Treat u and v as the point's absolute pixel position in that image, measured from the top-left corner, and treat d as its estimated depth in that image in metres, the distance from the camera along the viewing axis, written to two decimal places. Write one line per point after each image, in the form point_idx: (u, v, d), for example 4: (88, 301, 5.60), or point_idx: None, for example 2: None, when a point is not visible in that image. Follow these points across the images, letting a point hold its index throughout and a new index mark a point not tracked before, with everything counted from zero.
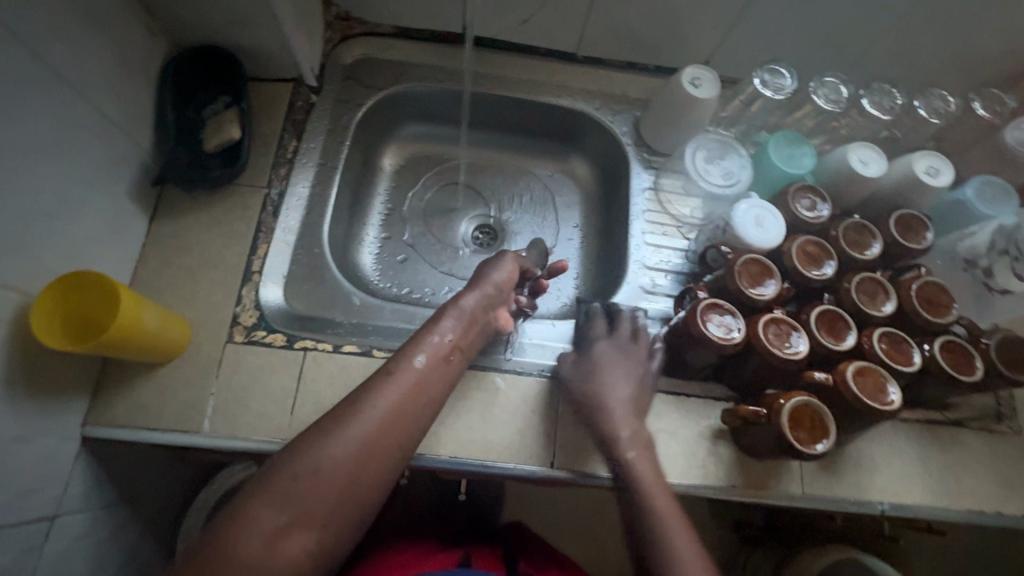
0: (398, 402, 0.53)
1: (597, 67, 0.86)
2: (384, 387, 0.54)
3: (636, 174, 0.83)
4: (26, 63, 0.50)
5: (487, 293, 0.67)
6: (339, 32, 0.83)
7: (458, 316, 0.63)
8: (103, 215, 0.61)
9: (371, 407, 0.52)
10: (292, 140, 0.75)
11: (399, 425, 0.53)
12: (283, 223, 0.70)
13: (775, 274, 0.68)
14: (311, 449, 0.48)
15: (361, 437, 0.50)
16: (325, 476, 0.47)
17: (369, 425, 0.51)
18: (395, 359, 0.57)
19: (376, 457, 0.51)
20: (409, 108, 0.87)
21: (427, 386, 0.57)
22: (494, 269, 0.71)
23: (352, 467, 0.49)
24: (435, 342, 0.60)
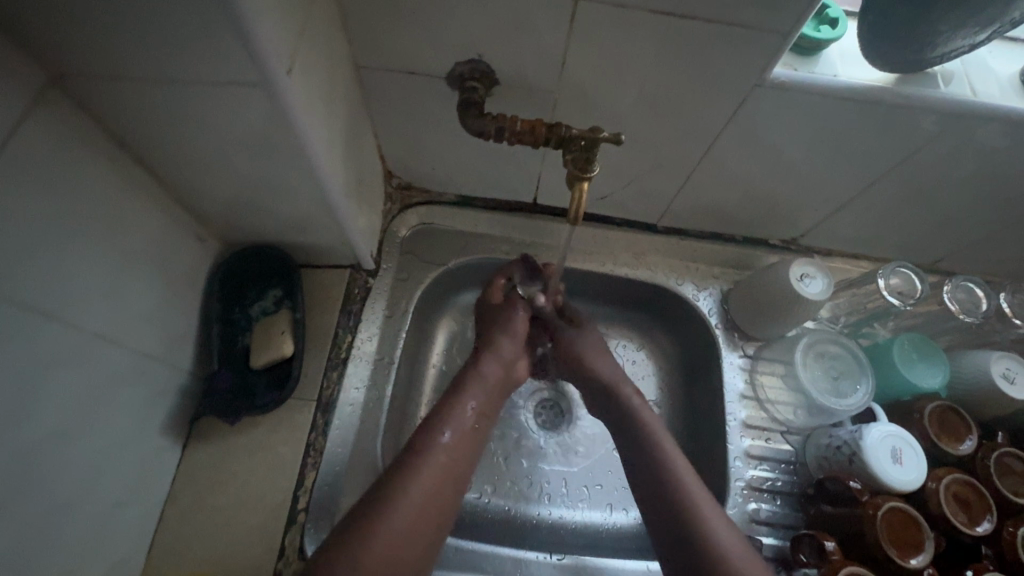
0: (439, 477, 0.53)
1: (677, 237, 0.78)
2: (416, 467, 0.52)
3: (727, 363, 0.73)
4: (53, 336, 0.42)
5: (506, 350, 0.67)
6: (398, 202, 0.76)
7: (486, 381, 0.63)
8: (130, 465, 0.52)
9: (416, 475, 0.51)
10: (347, 337, 0.66)
11: (437, 498, 0.52)
12: (334, 443, 0.61)
13: (925, 529, 0.56)
14: (363, 533, 0.46)
15: (410, 511, 0.49)
16: (378, 557, 0.46)
17: (416, 502, 0.50)
18: (420, 438, 0.55)
19: (421, 532, 0.50)
20: (471, 278, 0.79)
21: (455, 465, 0.55)
22: (509, 321, 0.69)
23: (403, 543, 0.48)
24: (471, 403, 0.60)
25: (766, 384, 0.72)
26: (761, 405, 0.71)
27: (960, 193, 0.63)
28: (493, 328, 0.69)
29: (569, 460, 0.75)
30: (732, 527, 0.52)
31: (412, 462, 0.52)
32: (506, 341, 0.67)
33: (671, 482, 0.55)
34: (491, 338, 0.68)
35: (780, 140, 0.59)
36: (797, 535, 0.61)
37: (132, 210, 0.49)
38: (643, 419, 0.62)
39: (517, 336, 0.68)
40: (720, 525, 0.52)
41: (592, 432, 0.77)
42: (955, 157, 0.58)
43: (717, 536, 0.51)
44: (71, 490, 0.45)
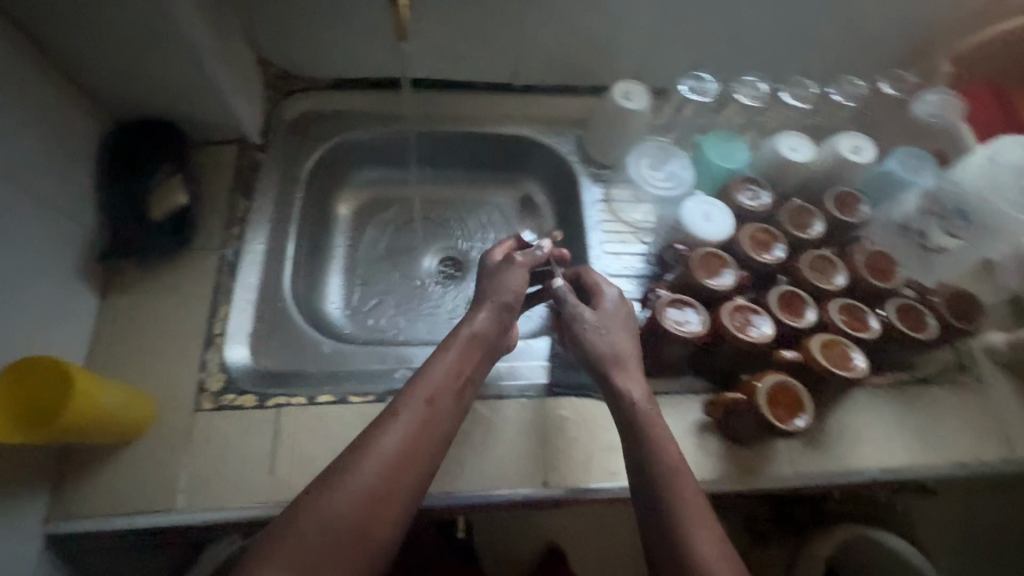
0: (402, 452, 0.52)
1: (534, 94, 0.89)
2: (389, 424, 0.53)
3: (586, 189, 0.86)
4: None
5: (503, 304, 0.66)
6: (278, 90, 0.84)
7: (472, 337, 0.62)
8: (52, 296, 0.59)
9: (379, 450, 0.51)
10: (243, 199, 0.75)
11: (411, 461, 0.52)
12: (242, 282, 0.70)
13: (729, 262, 0.70)
14: (318, 497, 0.48)
15: (367, 480, 0.50)
16: (336, 519, 0.48)
17: (376, 472, 0.50)
18: (399, 397, 0.56)
19: (387, 503, 0.50)
20: (358, 154, 0.88)
21: (433, 427, 0.55)
22: (505, 280, 0.67)
23: (361, 509, 0.49)
24: (445, 373, 0.58)
25: (618, 200, 0.84)
26: (616, 217, 0.83)
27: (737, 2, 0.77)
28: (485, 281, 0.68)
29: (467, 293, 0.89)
30: (719, 531, 0.52)
31: (376, 432, 0.53)
32: (494, 300, 0.66)
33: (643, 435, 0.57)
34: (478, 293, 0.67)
35: None
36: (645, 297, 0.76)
37: (12, 65, 0.56)
38: (629, 395, 0.60)
39: (506, 297, 0.66)
40: (702, 531, 0.51)
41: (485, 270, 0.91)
42: None
43: (695, 532, 0.51)
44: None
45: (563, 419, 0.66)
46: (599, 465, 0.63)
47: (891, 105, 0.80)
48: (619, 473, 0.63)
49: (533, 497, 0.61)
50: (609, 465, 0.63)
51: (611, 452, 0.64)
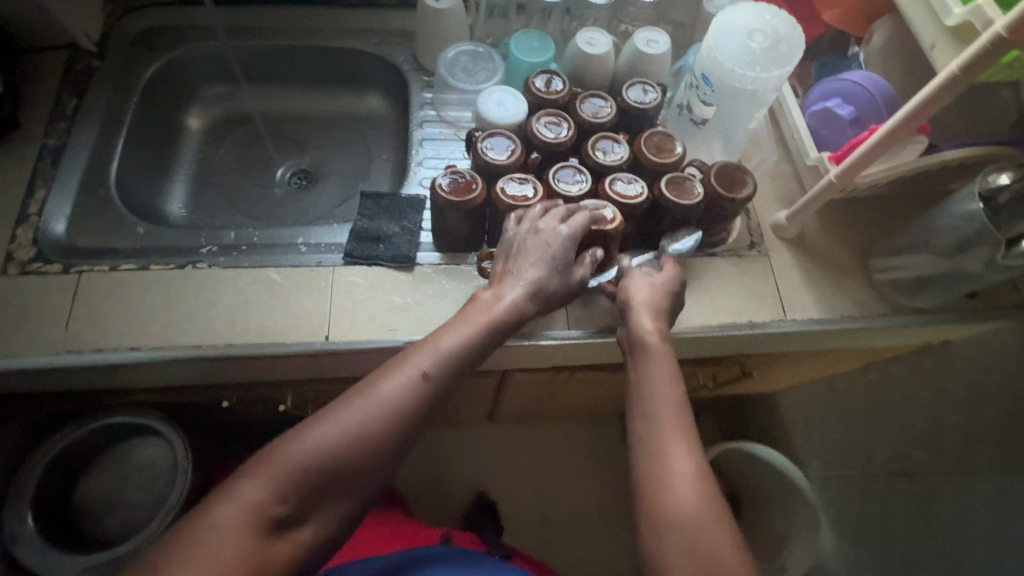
0: (391, 406, 0.53)
1: (371, 9, 0.95)
2: (381, 378, 0.54)
3: (416, 93, 0.90)
4: None
5: (541, 286, 0.64)
6: (121, 6, 0.89)
7: (488, 317, 0.61)
8: None
9: (369, 401, 0.53)
10: (73, 99, 0.80)
11: (402, 417, 0.53)
12: (63, 169, 0.75)
13: (516, 142, 0.76)
14: (301, 432, 0.51)
15: (351, 423, 0.51)
16: (316, 454, 0.50)
17: (363, 420, 0.52)
18: (402, 355, 0.57)
19: (373, 450, 0.51)
20: (204, 68, 0.93)
21: (429, 395, 0.55)
22: (531, 255, 0.65)
23: (345, 447, 0.51)
24: (440, 344, 0.58)
25: (444, 100, 0.89)
26: (440, 117, 0.88)
27: None
28: (513, 257, 0.66)
29: (312, 198, 0.94)
30: (699, 454, 0.52)
31: (366, 388, 0.54)
32: (521, 278, 0.64)
33: (658, 399, 0.56)
34: (512, 269, 0.65)
35: None
36: None
37: None
38: (660, 349, 0.60)
39: (534, 275, 0.64)
40: (687, 455, 0.52)
41: (335, 177, 0.96)
42: None
43: (673, 454, 0.52)
44: None
45: (353, 284, 0.72)
46: (380, 322, 0.70)
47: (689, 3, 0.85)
48: (399, 328, 0.70)
49: (308, 349, 0.67)
50: (390, 322, 0.70)
51: (394, 312, 0.71)
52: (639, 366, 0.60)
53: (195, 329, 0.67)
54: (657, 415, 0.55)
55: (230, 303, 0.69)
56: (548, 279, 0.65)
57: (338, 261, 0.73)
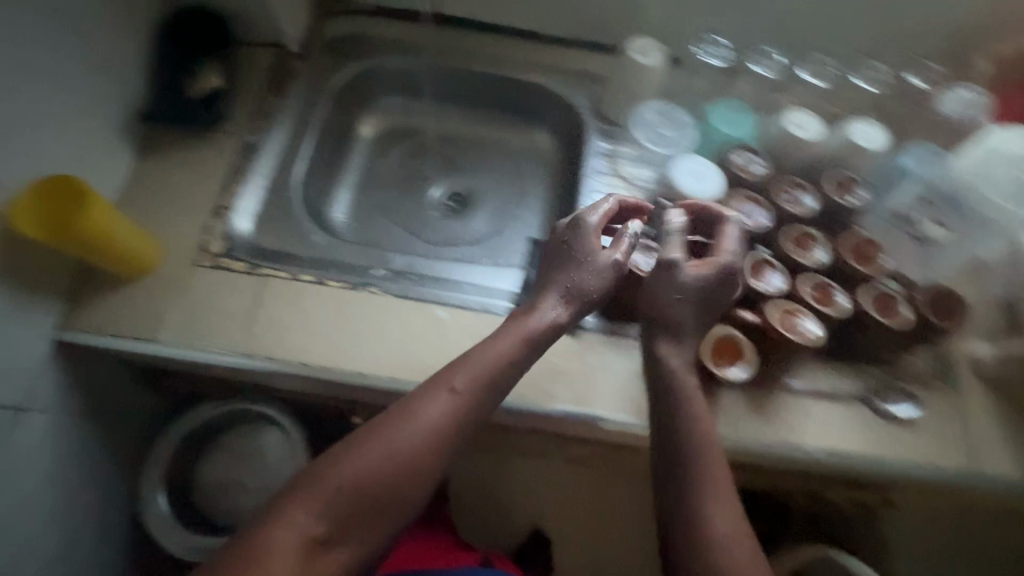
0: (433, 423, 0.54)
1: (560, 46, 0.92)
2: (422, 403, 0.55)
3: (592, 141, 0.88)
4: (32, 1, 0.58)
5: (587, 295, 0.64)
6: (324, 10, 0.91)
7: (525, 329, 0.61)
8: (94, 140, 0.67)
9: (411, 423, 0.53)
10: (272, 98, 0.82)
11: (441, 439, 0.54)
12: (256, 167, 0.77)
13: (708, 220, 0.72)
14: (344, 454, 0.52)
15: (393, 445, 0.52)
16: (364, 478, 0.50)
17: (405, 437, 0.53)
18: (438, 375, 0.57)
19: (418, 465, 0.52)
20: (387, 79, 0.94)
21: (463, 416, 0.55)
22: (569, 262, 0.65)
23: (389, 471, 0.51)
24: (474, 360, 0.58)
25: (621, 155, 0.86)
26: (614, 171, 0.85)
27: None
28: (551, 267, 0.66)
29: (464, 224, 0.93)
30: (745, 534, 0.54)
31: (408, 404, 0.54)
32: (551, 289, 0.64)
33: (709, 465, 0.56)
34: (546, 283, 0.65)
35: None
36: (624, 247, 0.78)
37: None
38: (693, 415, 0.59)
39: (571, 283, 0.64)
40: (733, 531, 0.53)
41: (489, 207, 0.95)
42: None
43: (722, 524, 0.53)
44: (45, 127, 0.61)
45: None
46: (541, 385, 0.67)
47: (916, 98, 0.78)
48: (560, 396, 0.67)
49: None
50: (551, 387, 0.67)
51: (555, 377, 0.68)
52: (673, 424, 0.58)
53: (362, 356, 0.67)
54: (711, 488, 0.55)
55: (396, 334, 0.68)
56: (590, 282, 0.64)
57: (504, 310, 0.72)
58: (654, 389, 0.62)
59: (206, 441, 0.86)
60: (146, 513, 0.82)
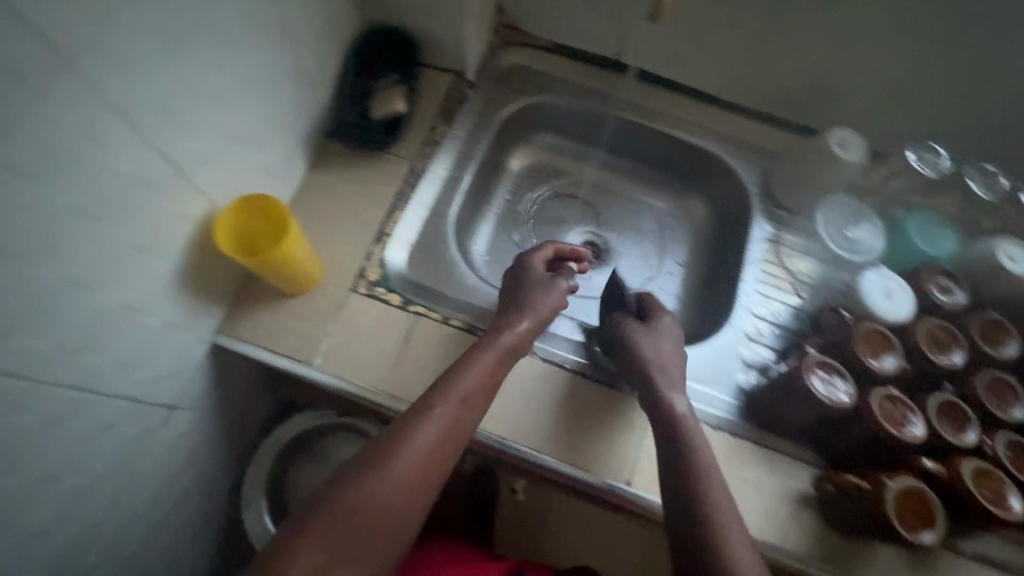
0: (428, 453, 0.51)
1: (738, 114, 0.87)
2: (419, 423, 0.52)
3: (758, 224, 0.83)
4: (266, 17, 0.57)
5: (542, 315, 0.65)
6: (501, 38, 0.89)
7: (501, 346, 0.60)
8: (281, 152, 0.67)
9: (410, 444, 0.51)
10: (442, 125, 0.81)
11: (442, 452, 0.52)
12: (419, 196, 0.76)
13: (896, 348, 0.65)
14: (351, 486, 0.48)
15: (399, 470, 0.49)
16: (371, 508, 0.47)
17: (405, 473, 0.49)
18: (431, 389, 0.55)
19: (415, 498, 0.50)
20: (548, 118, 0.91)
21: (459, 429, 0.54)
22: (548, 291, 0.67)
23: (394, 496, 0.49)
24: (467, 390, 0.55)
25: (787, 246, 0.81)
26: (778, 262, 0.80)
27: (1005, 81, 0.70)
28: (521, 290, 0.67)
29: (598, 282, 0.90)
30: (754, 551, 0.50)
31: (401, 437, 0.51)
32: (526, 312, 0.64)
33: (691, 471, 0.54)
34: (524, 302, 0.66)
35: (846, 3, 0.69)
36: (785, 351, 0.73)
37: None
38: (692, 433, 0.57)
39: (543, 305, 0.66)
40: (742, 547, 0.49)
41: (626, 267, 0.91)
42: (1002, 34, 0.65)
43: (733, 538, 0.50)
44: (249, 139, 0.61)
45: None
46: None
47: None
48: None
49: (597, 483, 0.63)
50: None
51: None
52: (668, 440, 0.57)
53: (505, 420, 0.65)
54: (693, 496, 0.52)
55: (541, 402, 0.66)
56: (547, 302, 0.66)
57: None
58: (663, 422, 0.59)
59: (309, 448, 0.86)
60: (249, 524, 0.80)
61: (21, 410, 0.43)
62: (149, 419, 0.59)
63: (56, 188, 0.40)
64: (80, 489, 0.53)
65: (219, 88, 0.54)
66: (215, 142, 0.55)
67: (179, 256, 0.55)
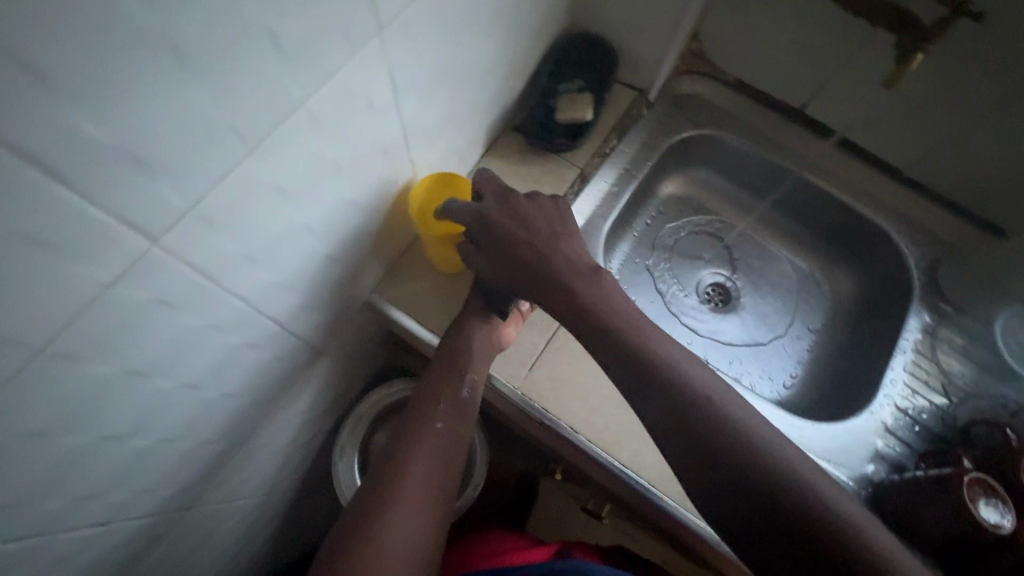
0: (421, 491, 0.54)
1: (915, 193, 0.83)
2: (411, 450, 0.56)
3: (914, 312, 0.78)
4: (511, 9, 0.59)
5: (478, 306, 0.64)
6: (685, 65, 0.88)
7: (452, 344, 0.63)
8: (471, 135, 0.69)
9: (408, 470, 0.55)
10: (614, 139, 0.81)
11: (438, 470, 0.56)
12: (580, 205, 0.76)
13: None
14: (375, 527, 0.50)
15: (409, 498, 0.53)
16: (401, 542, 0.50)
17: (410, 514, 0.52)
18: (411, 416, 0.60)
19: (427, 536, 0.52)
20: (712, 153, 0.90)
21: (449, 445, 0.58)
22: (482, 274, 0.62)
23: (415, 524, 0.52)
24: (439, 430, 0.59)
25: (943, 342, 0.76)
26: (930, 357, 0.76)
27: None
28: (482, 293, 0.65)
29: (722, 328, 0.87)
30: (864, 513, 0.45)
31: (390, 482, 0.54)
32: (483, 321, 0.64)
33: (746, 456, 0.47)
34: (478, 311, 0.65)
35: None
36: (928, 452, 0.67)
37: None
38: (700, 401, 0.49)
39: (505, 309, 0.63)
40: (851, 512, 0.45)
41: (754, 319, 0.88)
42: None
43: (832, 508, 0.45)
44: (456, 119, 0.63)
45: None
46: None
47: None
48: None
49: (710, 539, 0.61)
50: None
51: None
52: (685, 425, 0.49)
53: (629, 449, 0.63)
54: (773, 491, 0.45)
55: None
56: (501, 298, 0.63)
57: None
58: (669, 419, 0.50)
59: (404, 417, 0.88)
60: (337, 474, 0.82)
61: (236, 329, 0.46)
62: (304, 357, 0.62)
63: (330, 138, 0.43)
64: (242, 408, 0.56)
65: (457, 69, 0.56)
66: (435, 116, 0.57)
67: (376, 215, 0.58)
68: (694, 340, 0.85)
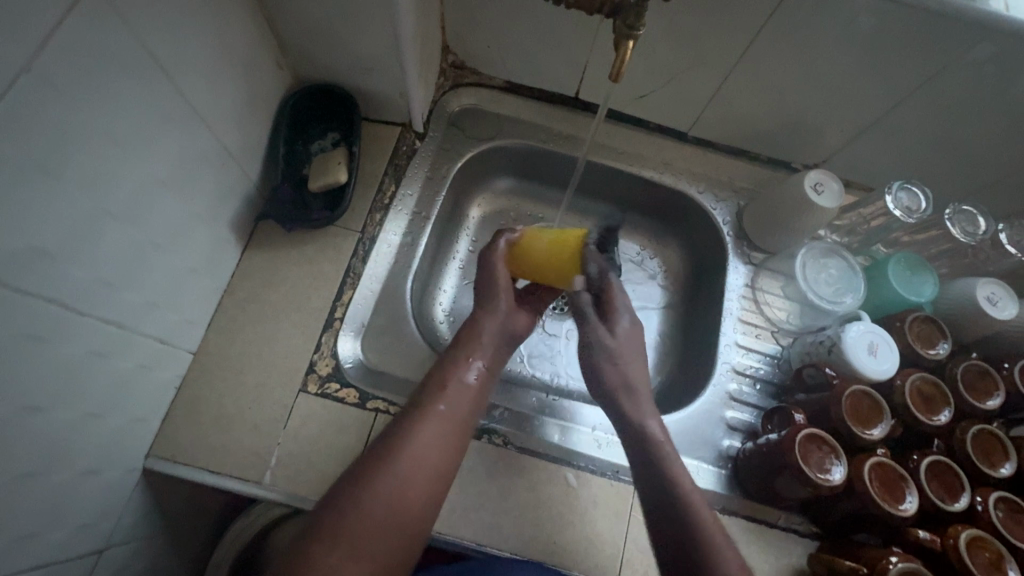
0: (431, 450, 0.54)
1: (706, 150, 0.83)
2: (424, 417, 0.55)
3: (732, 268, 0.79)
4: (175, 107, 0.49)
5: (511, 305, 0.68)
6: (450, 80, 0.82)
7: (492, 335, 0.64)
8: (205, 244, 0.59)
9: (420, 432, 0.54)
10: (391, 185, 0.74)
11: (450, 436, 0.56)
12: (370, 270, 0.69)
13: (885, 412, 0.62)
14: (376, 477, 0.50)
15: (415, 456, 0.53)
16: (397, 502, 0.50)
17: (407, 472, 0.52)
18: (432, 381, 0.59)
19: (419, 495, 0.52)
20: (507, 161, 0.85)
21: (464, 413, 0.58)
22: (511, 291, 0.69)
23: (412, 484, 0.52)
24: (452, 404, 0.57)
25: (765, 291, 0.78)
26: (756, 308, 0.77)
27: (977, 124, 0.67)
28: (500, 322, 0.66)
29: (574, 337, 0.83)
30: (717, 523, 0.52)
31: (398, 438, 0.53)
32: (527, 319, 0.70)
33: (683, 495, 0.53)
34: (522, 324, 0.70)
35: (816, 47, 0.64)
36: (769, 411, 0.68)
37: (231, 13, 0.55)
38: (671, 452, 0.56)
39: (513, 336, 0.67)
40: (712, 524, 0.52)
41: None
42: (978, 81, 0.62)
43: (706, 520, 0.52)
44: (164, 243, 0.53)
45: None
46: None
47: None
48: None
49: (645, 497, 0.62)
50: None
51: None
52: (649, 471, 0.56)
53: (485, 525, 0.59)
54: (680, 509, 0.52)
55: (516, 499, 0.60)
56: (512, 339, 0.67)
57: None
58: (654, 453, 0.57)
59: None
60: None
61: None
62: None
63: None
64: None
65: (119, 204, 0.46)
66: (122, 258, 0.48)
67: (84, 399, 0.47)
68: (562, 370, 0.81)
